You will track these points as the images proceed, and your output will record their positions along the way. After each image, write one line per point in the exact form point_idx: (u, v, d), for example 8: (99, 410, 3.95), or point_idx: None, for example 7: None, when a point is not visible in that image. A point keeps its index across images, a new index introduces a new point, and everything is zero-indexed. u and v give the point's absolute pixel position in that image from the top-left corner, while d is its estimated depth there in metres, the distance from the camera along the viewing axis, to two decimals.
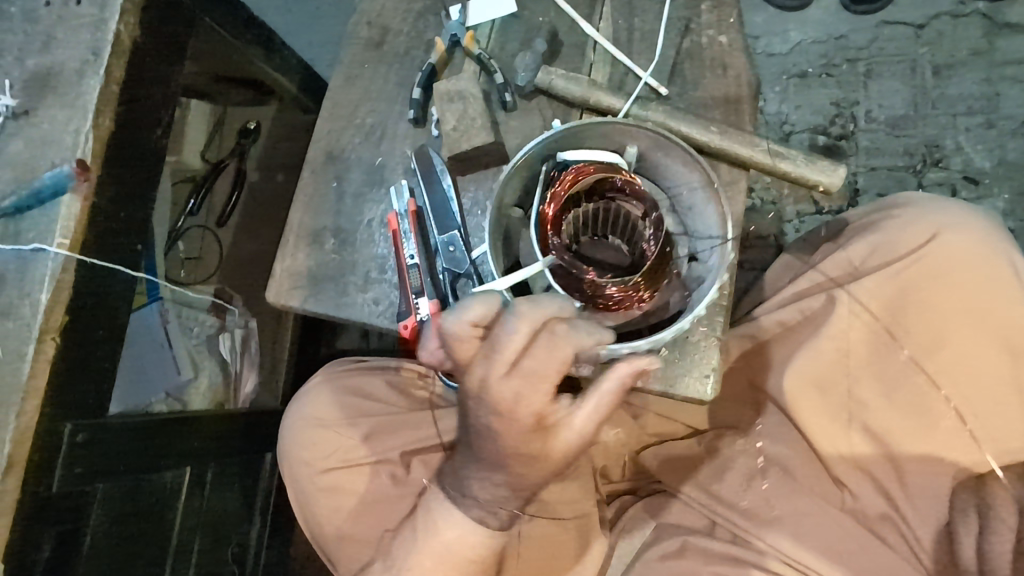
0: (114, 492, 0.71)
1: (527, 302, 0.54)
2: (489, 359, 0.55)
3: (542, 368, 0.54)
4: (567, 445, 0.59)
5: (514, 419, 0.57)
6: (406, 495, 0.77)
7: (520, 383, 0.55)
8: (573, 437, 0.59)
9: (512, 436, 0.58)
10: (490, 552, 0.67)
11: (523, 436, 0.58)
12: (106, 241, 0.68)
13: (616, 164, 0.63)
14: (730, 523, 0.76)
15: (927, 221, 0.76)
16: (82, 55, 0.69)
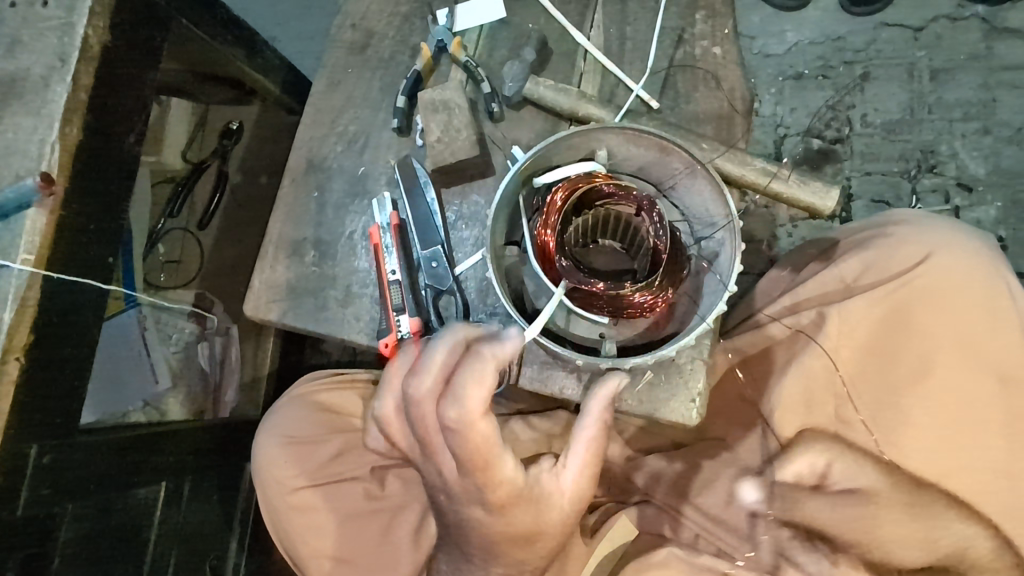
0: (83, 512, 0.69)
1: (417, 379, 0.54)
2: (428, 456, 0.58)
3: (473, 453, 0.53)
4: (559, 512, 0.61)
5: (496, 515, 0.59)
6: (383, 509, 0.77)
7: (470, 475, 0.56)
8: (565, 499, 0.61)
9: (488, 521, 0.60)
10: None
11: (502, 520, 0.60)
12: (74, 255, 0.66)
13: (595, 170, 0.56)
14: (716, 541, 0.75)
15: (922, 241, 0.75)
16: (49, 60, 0.66)
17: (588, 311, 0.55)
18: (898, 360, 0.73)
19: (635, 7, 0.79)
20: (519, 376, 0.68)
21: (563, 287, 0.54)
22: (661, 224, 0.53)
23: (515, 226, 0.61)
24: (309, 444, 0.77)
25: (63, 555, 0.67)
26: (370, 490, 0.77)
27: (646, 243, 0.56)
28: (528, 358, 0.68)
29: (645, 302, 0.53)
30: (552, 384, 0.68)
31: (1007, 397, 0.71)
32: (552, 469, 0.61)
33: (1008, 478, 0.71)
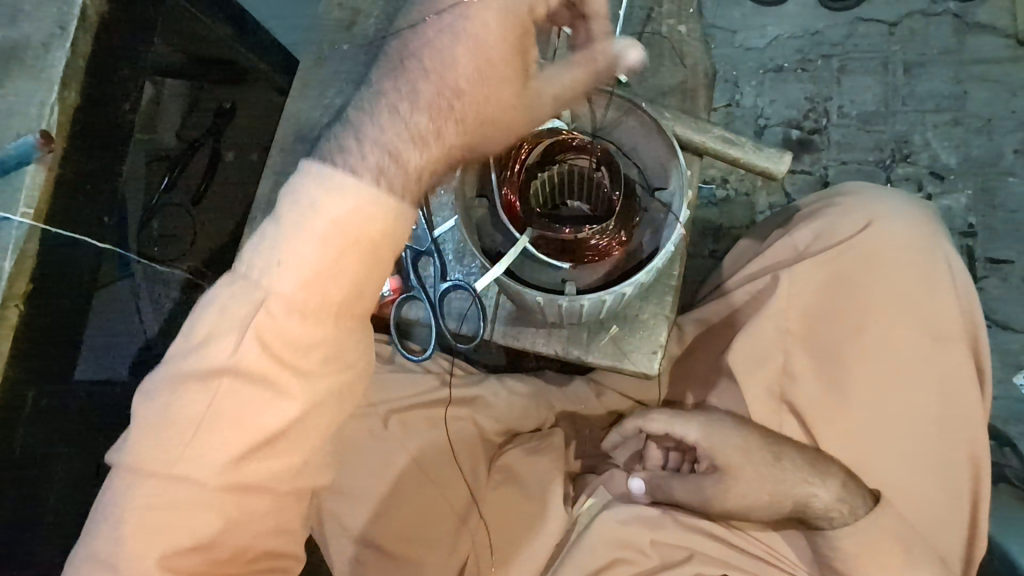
0: (76, 459, 0.74)
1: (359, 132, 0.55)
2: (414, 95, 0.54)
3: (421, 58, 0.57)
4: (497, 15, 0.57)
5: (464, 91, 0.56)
6: (380, 451, 0.81)
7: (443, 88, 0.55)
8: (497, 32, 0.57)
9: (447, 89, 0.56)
10: (351, 222, 0.52)
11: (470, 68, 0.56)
12: (73, 211, 0.71)
13: (556, 127, 0.61)
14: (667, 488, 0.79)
15: (864, 209, 0.80)
16: (49, 29, 0.69)
17: (551, 257, 0.59)
18: (842, 321, 0.77)
19: None
20: (493, 331, 0.74)
21: (527, 234, 0.57)
22: (616, 175, 0.57)
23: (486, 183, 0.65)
24: None
25: (58, 494, 0.72)
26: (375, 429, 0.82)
27: (602, 195, 0.60)
28: (501, 314, 0.74)
29: (600, 244, 0.58)
30: (524, 338, 0.73)
31: (939, 356, 0.76)
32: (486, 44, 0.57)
33: (943, 437, 0.75)
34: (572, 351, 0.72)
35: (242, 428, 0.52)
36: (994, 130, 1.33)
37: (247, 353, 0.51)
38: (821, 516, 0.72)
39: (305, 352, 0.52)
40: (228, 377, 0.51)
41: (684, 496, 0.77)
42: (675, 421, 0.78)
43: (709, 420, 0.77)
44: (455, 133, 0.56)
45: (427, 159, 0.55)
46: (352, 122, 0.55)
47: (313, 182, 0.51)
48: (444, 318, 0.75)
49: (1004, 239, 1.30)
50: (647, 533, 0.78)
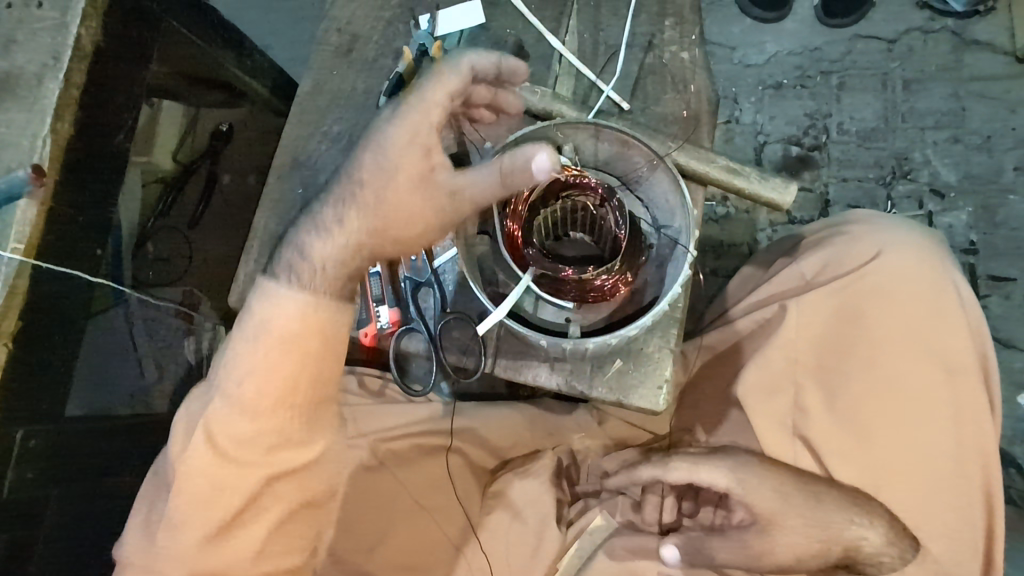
0: (69, 494, 0.72)
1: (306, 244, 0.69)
2: (330, 233, 0.69)
3: (348, 189, 0.70)
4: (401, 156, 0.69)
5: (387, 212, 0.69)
6: (376, 479, 0.82)
7: (366, 218, 0.69)
8: (405, 172, 0.69)
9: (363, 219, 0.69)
10: (282, 334, 0.66)
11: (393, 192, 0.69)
12: (66, 245, 0.69)
13: (560, 163, 0.59)
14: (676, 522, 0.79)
15: (875, 239, 0.79)
16: (42, 58, 0.68)
17: (555, 296, 0.58)
18: (851, 355, 0.76)
19: (608, 13, 0.83)
20: (495, 365, 0.72)
21: (529, 274, 0.56)
22: (621, 213, 0.56)
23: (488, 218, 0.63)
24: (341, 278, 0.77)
25: (47, 535, 0.70)
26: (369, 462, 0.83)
27: (606, 233, 0.58)
28: (504, 348, 0.72)
29: (605, 285, 0.56)
30: (527, 372, 0.72)
31: (953, 389, 0.74)
32: (390, 178, 0.69)
33: (960, 470, 0.74)
34: (577, 386, 0.71)
35: (210, 509, 0.68)
36: (994, 147, 1.33)
37: (232, 434, 0.68)
38: (872, 561, 0.71)
39: (252, 441, 0.68)
40: (182, 476, 0.67)
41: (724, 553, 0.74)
42: (701, 468, 0.75)
43: (735, 462, 0.75)
44: (369, 236, 0.70)
45: (340, 257, 0.69)
46: (290, 242, 0.70)
47: (261, 302, 0.67)
48: (444, 351, 0.74)
49: (1005, 256, 1.29)
50: (653, 564, 0.78)
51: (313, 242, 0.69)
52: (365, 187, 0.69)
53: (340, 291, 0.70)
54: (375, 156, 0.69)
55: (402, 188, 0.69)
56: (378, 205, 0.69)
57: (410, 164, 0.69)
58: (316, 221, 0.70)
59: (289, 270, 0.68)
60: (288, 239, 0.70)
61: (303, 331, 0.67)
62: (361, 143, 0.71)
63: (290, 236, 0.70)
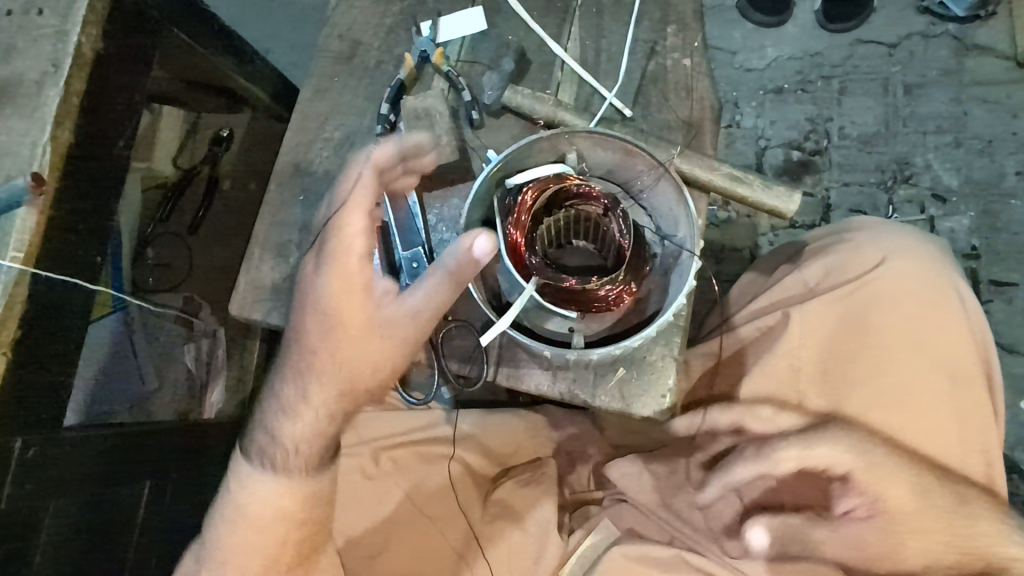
0: (69, 507, 0.71)
1: (282, 417, 0.68)
2: (299, 398, 0.68)
3: (302, 337, 0.67)
4: (339, 301, 0.65)
5: (342, 364, 0.66)
6: (377, 488, 0.83)
7: (330, 372, 0.67)
8: (354, 311, 0.65)
9: (326, 376, 0.67)
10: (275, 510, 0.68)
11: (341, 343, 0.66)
12: (65, 253, 0.68)
13: (563, 172, 0.58)
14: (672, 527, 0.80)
15: (878, 247, 0.79)
16: (43, 66, 0.68)
17: (558, 307, 0.57)
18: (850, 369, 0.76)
19: (610, 20, 0.83)
20: (497, 374, 0.72)
21: (533, 284, 0.55)
22: (625, 223, 0.55)
23: (491, 226, 0.62)
24: None
25: (45, 547, 0.69)
26: (371, 470, 0.84)
27: (611, 242, 0.58)
28: (506, 357, 0.72)
29: (609, 296, 0.56)
30: (530, 381, 0.71)
31: (958, 394, 0.74)
32: (335, 326, 0.66)
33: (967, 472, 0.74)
34: (580, 395, 0.70)
35: None
36: (996, 152, 1.33)
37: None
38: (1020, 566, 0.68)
39: None
40: None
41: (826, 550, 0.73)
42: (823, 457, 0.71)
43: (857, 442, 0.71)
44: (341, 399, 0.68)
45: (317, 433, 0.68)
46: (263, 426, 0.70)
47: (239, 487, 0.69)
48: (446, 359, 0.73)
49: (1008, 261, 1.29)
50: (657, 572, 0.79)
51: (284, 424, 0.68)
52: (318, 343, 0.66)
53: (324, 453, 0.70)
54: (316, 306, 0.65)
55: (354, 328, 0.65)
56: (337, 357, 0.66)
57: (350, 308, 0.65)
58: (283, 381, 0.69)
59: (264, 461, 0.68)
60: (259, 422, 0.70)
61: (295, 509, 0.69)
62: (299, 289, 0.68)
63: (262, 409, 0.70)
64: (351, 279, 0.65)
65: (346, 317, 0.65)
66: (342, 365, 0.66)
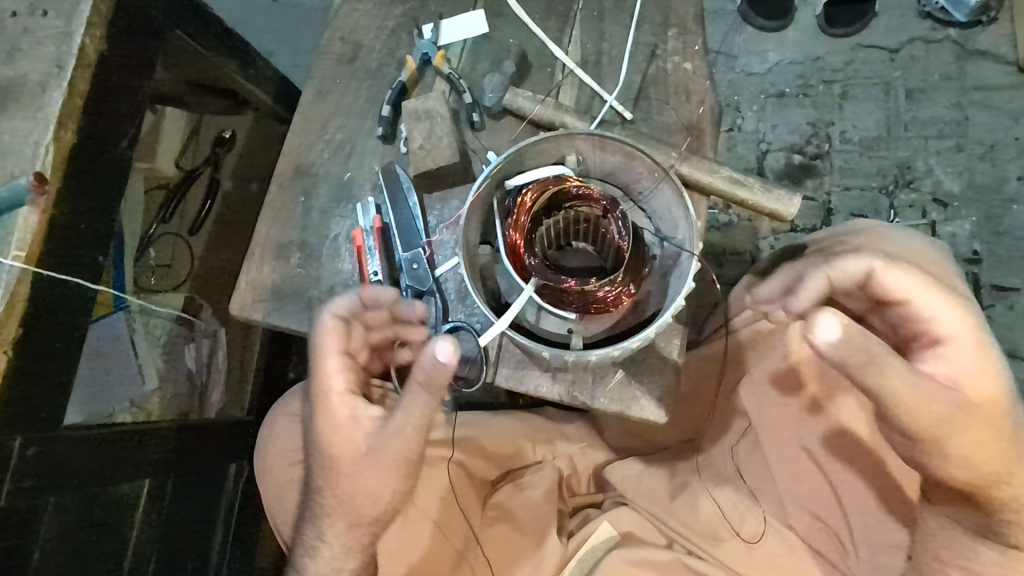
0: (68, 504, 0.71)
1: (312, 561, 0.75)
2: (321, 524, 0.74)
3: (314, 474, 0.73)
4: (334, 436, 0.69)
5: (348, 492, 0.71)
6: None
7: (342, 498, 0.71)
8: (349, 441, 0.69)
9: (337, 503, 0.72)
10: None
11: (344, 475, 0.70)
12: (67, 253, 0.68)
13: (563, 174, 0.58)
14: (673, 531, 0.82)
15: (877, 248, 0.78)
16: (47, 67, 0.68)
17: (557, 308, 0.57)
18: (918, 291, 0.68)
19: (611, 23, 0.83)
20: (497, 375, 0.72)
21: (532, 285, 0.55)
22: (624, 225, 0.55)
23: (490, 227, 0.62)
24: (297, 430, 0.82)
25: (44, 545, 0.69)
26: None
27: (610, 244, 0.58)
28: (504, 358, 0.72)
29: (608, 297, 0.56)
30: (529, 383, 0.71)
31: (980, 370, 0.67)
32: (332, 461, 0.70)
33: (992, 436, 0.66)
34: (580, 397, 0.70)
35: None
36: (998, 156, 1.33)
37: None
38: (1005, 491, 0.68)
39: None
40: None
41: (896, 385, 0.62)
42: (929, 314, 0.68)
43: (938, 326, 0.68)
44: (359, 528, 0.73)
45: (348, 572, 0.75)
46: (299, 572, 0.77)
47: None
48: None
49: (1011, 266, 1.29)
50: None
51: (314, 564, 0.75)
52: (325, 494, 0.71)
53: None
54: (318, 443, 0.71)
55: (354, 452, 0.69)
56: (343, 484, 0.71)
57: (344, 438, 0.69)
58: (309, 501, 0.75)
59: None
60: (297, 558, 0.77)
61: None
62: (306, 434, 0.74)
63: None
64: (336, 418, 0.69)
65: (343, 451, 0.69)
66: (347, 496, 0.71)
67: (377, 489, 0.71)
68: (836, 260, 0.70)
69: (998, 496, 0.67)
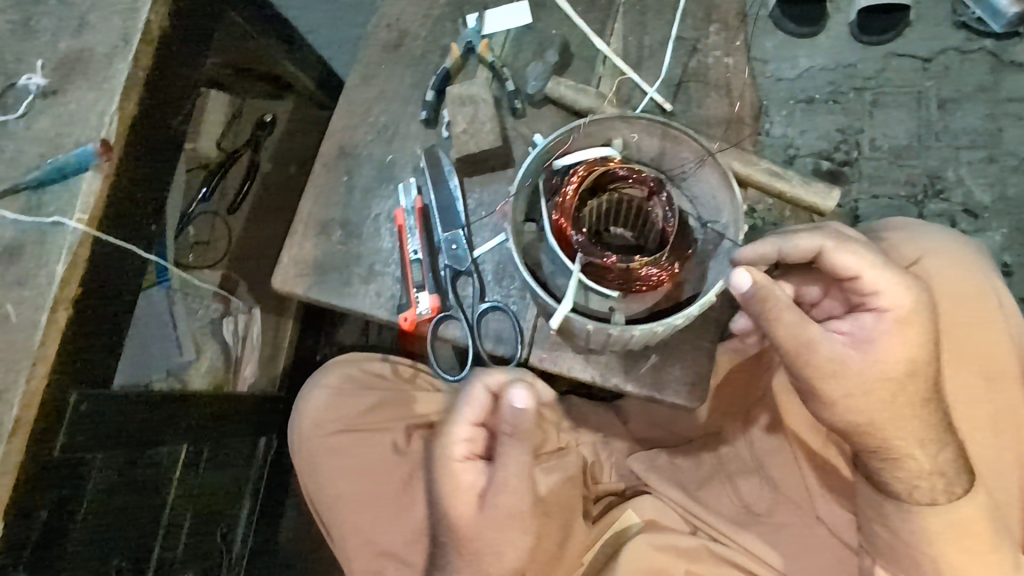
0: (112, 462, 0.72)
1: None
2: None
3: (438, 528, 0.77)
4: (460, 498, 0.73)
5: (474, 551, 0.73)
6: (405, 464, 0.84)
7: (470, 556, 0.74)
8: (471, 502, 0.72)
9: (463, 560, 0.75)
10: None
11: (469, 532, 0.73)
12: (124, 220, 0.71)
13: (610, 155, 0.60)
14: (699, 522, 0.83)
15: (913, 247, 0.79)
16: (113, 41, 0.72)
17: (601, 286, 0.58)
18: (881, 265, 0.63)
19: (653, 17, 0.84)
20: (531, 356, 0.75)
21: (578, 263, 0.57)
22: (670, 207, 0.56)
23: (535, 206, 0.63)
24: (332, 401, 0.86)
25: (89, 502, 0.70)
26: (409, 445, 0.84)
27: (654, 226, 0.59)
28: (538, 338, 0.75)
29: (655, 276, 0.57)
30: (562, 363, 0.73)
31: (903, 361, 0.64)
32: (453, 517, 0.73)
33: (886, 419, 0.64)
34: (613, 381, 0.72)
35: None
36: None
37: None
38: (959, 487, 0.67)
39: None
40: None
41: (782, 327, 0.60)
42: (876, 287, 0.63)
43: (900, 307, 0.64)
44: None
45: None
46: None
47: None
48: (481, 340, 0.76)
49: None
50: (683, 563, 0.80)
51: None
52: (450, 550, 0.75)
53: None
54: (440, 502, 0.74)
55: (473, 509, 0.72)
56: (467, 540, 0.73)
57: (464, 500, 0.72)
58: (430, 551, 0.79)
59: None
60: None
61: None
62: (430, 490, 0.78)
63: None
64: (457, 474, 0.73)
65: (467, 510, 0.72)
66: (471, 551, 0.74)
67: (506, 543, 0.73)
68: (793, 236, 0.63)
69: (873, 445, 0.66)
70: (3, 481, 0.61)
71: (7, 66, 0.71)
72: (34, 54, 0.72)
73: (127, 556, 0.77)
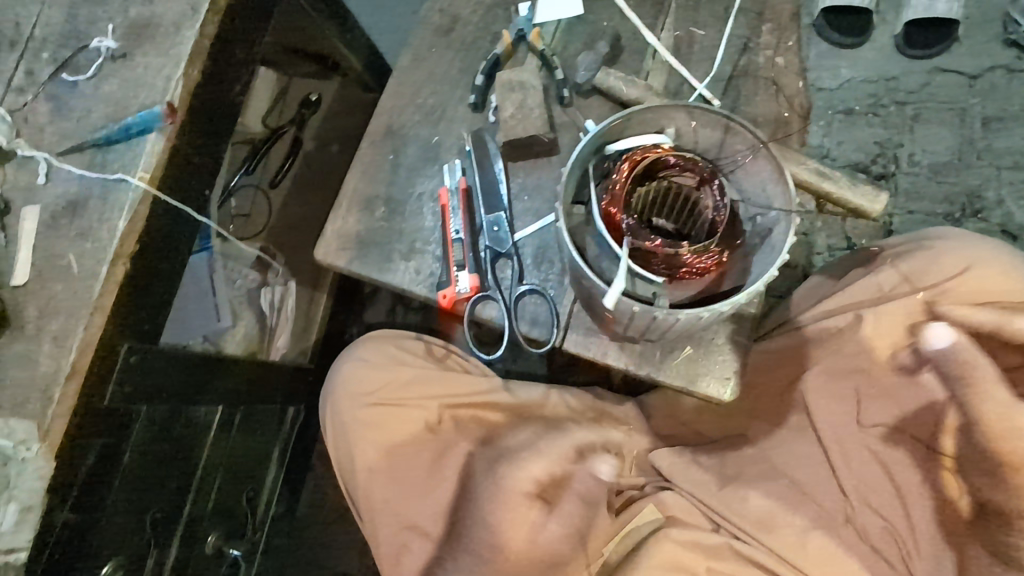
0: (155, 416, 0.75)
1: None
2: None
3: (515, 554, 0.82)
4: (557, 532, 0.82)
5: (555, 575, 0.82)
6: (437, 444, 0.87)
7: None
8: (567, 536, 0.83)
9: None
10: None
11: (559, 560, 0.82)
12: (181, 183, 0.73)
13: (662, 143, 0.61)
14: (728, 523, 0.83)
15: (959, 255, 0.82)
16: (182, 10, 0.74)
17: (647, 271, 0.58)
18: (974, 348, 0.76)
19: (706, 14, 0.85)
20: (565, 340, 0.76)
21: (626, 246, 0.57)
22: (721, 197, 0.57)
23: (583, 189, 0.64)
24: (365, 374, 0.87)
25: (132, 452, 0.73)
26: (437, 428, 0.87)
27: (701, 216, 0.60)
28: (575, 323, 0.76)
29: (702, 264, 0.57)
30: (596, 349, 0.75)
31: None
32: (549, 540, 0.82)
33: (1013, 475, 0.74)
34: (645, 370, 0.73)
35: None
36: None
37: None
38: None
39: None
40: None
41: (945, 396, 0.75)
42: (984, 377, 0.75)
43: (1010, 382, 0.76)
44: None
45: None
46: None
47: None
48: (517, 321, 0.77)
49: None
50: (704, 560, 0.82)
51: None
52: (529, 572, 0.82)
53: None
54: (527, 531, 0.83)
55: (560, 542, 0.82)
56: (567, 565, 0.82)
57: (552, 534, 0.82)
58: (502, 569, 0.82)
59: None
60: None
61: None
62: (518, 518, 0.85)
63: None
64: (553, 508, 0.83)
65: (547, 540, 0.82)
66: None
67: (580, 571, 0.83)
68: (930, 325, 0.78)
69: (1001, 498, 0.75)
70: (59, 422, 0.63)
71: (80, 29, 0.74)
72: (105, 18, 0.74)
73: (161, 510, 0.79)
